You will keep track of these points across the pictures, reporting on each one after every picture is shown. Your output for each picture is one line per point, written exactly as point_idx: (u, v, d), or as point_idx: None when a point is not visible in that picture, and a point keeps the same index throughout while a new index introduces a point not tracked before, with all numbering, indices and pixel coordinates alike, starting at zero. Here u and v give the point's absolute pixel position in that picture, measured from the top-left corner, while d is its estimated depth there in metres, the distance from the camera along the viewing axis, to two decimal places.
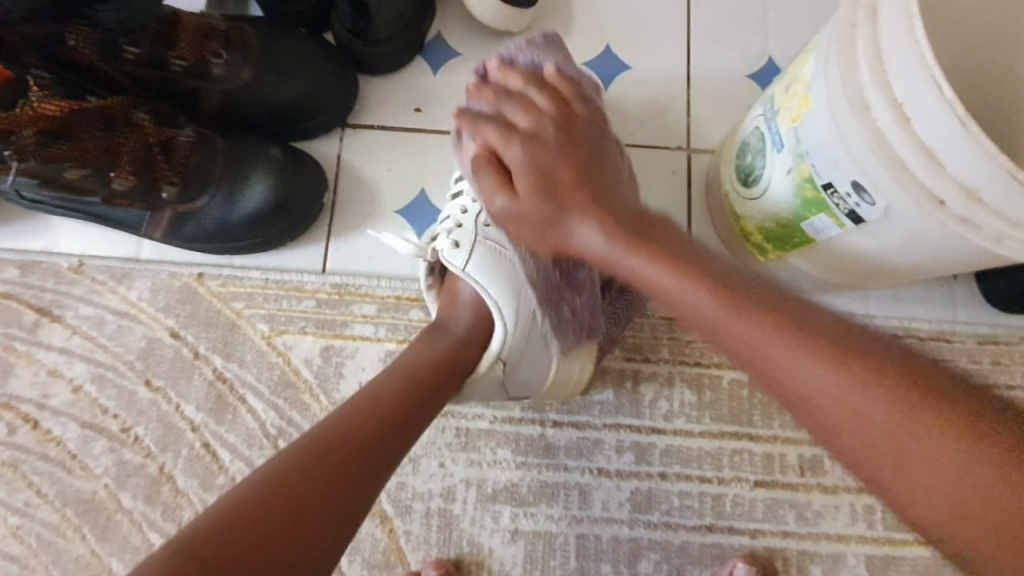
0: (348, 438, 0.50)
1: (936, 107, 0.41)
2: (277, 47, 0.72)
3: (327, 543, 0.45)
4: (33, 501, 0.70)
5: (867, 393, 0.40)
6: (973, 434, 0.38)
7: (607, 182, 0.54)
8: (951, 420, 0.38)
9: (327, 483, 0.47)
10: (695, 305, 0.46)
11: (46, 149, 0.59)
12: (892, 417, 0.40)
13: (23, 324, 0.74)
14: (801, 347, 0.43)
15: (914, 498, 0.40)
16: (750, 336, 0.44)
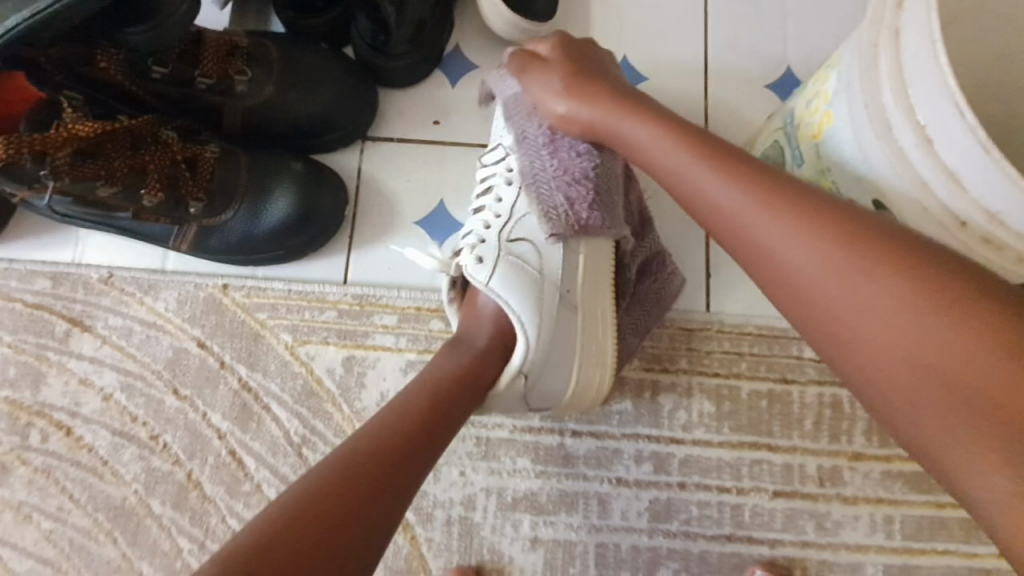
0: (375, 455, 0.51)
1: (960, 131, 0.41)
2: (300, 64, 0.73)
3: (360, 558, 0.47)
4: (66, 506, 0.73)
5: (856, 257, 0.40)
6: (969, 312, 0.36)
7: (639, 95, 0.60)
8: (946, 306, 0.37)
9: (356, 499, 0.48)
10: (698, 187, 0.49)
11: (78, 169, 0.61)
12: (866, 298, 0.39)
13: (54, 334, 0.76)
14: (801, 216, 0.43)
15: (878, 375, 0.39)
16: (751, 217, 0.45)
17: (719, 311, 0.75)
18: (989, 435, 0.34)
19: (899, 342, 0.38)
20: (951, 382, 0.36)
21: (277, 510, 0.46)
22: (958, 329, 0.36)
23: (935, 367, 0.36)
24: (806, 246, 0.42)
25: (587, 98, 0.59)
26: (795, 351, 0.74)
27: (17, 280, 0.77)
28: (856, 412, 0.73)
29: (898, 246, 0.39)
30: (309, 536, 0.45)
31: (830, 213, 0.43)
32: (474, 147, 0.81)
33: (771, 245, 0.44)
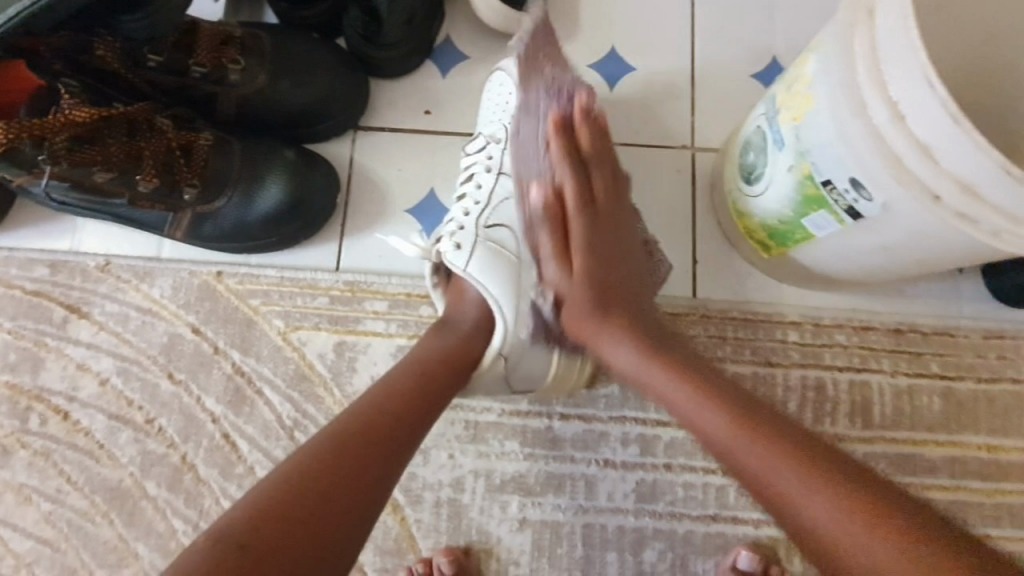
0: (363, 432, 0.53)
1: (932, 105, 0.42)
2: (292, 54, 0.74)
3: (350, 533, 0.48)
4: (63, 488, 0.74)
5: (749, 439, 0.50)
6: (822, 465, 0.48)
7: (625, 271, 0.61)
8: (836, 477, 0.47)
9: (345, 475, 0.50)
10: (683, 409, 0.54)
11: (75, 154, 0.63)
12: (795, 487, 0.47)
13: (52, 320, 0.78)
14: (695, 392, 0.54)
15: (796, 524, 0.47)
16: (725, 441, 0.51)
17: (704, 296, 0.76)
18: (878, 518, 0.44)
19: (806, 507, 0.47)
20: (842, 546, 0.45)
21: (269, 487, 0.48)
22: (827, 497, 0.46)
23: (826, 540, 0.46)
24: (700, 412, 0.53)
25: (566, 209, 0.61)
26: (779, 336, 0.75)
27: (16, 268, 0.78)
28: (839, 395, 0.74)
29: (761, 410, 0.52)
30: (301, 512, 0.47)
31: (732, 405, 0.53)
32: (464, 136, 0.82)
33: (698, 422, 0.53)
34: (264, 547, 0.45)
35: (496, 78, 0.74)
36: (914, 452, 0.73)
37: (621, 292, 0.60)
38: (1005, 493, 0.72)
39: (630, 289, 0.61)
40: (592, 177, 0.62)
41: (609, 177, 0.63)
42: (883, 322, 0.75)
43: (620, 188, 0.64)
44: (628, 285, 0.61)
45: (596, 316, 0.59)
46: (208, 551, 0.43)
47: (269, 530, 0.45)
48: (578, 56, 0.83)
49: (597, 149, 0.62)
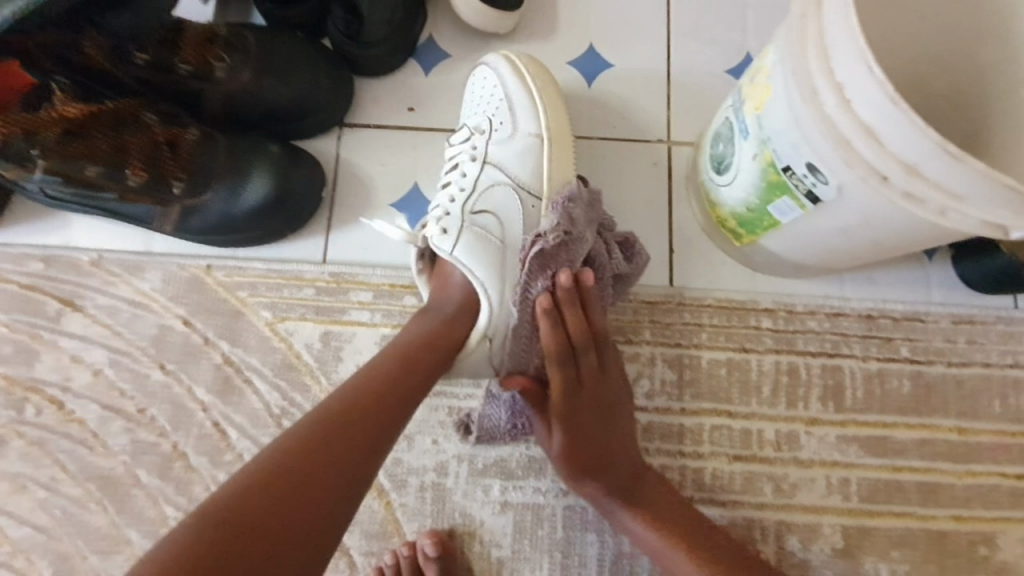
0: (348, 414, 0.54)
1: (873, 88, 0.45)
2: (277, 52, 0.77)
3: (335, 512, 0.50)
4: (57, 476, 0.76)
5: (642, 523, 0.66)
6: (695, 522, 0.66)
7: (609, 425, 0.66)
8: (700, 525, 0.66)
9: (331, 455, 0.52)
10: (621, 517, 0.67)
11: (65, 148, 0.65)
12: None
13: (46, 313, 0.80)
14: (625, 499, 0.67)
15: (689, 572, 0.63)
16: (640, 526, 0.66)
17: (680, 284, 0.78)
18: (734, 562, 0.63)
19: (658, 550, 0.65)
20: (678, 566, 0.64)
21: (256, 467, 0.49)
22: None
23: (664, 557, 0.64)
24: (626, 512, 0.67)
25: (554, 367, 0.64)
26: (753, 322, 0.77)
27: (11, 263, 0.80)
28: (812, 379, 0.76)
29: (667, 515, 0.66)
30: (287, 491, 0.48)
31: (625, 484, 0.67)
32: (446, 131, 0.84)
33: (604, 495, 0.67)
34: (250, 523, 0.46)
35: (482, 72, 0.77)
36: (885, 435, 0.75)
37: (595, 448, 0.66)
38: (974, 473, 0.75)
39: (602, 423, 0.66)
40: (580, 366, 0.64)
41: (597, 358, 0.65)
42: (855, 308, 0.77)
43: (604, 351, 0.66)
44: (597, 429, 0.66)
45: (574, 476, 0.67)
46: (196, 530, 0.45)
47: (255, 508, 0.47)
48: (557, 54, 0.85)
49: (586, 336, 0.64)
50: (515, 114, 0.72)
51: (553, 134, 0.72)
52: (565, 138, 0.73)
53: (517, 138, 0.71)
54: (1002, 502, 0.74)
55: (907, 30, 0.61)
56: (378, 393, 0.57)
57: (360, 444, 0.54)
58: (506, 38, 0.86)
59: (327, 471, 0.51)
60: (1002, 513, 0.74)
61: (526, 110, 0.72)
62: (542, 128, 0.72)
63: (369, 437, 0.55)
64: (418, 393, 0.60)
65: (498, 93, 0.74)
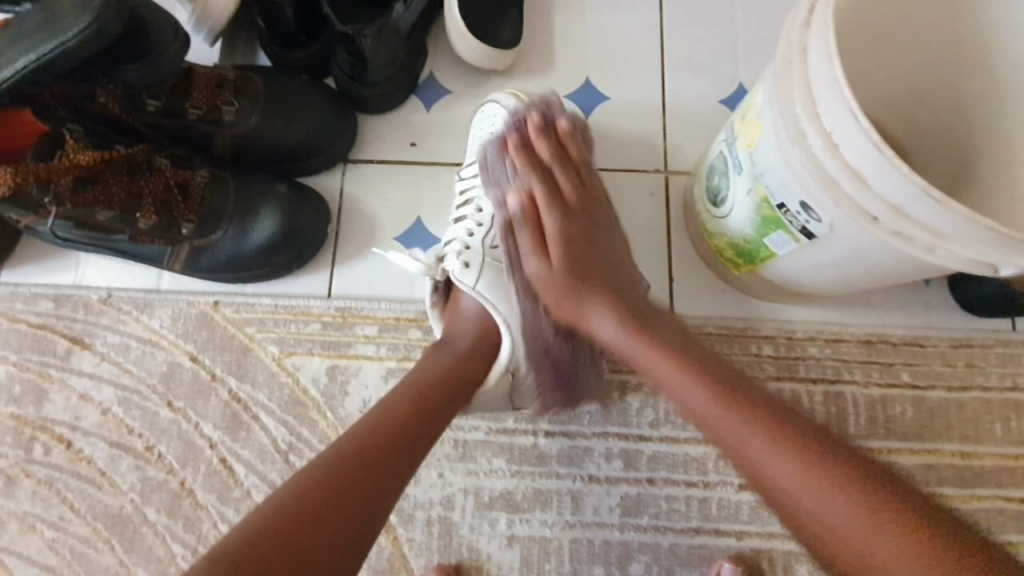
0: (363, 451, 0.55)
1: (858, 134, 0.46)
2: (284, 94, 0.79)
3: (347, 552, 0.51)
4: (66, 516, 0.76)
5: (756, 451, 0.51)
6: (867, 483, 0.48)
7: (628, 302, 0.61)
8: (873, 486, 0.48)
9: (345, 493, 0.52)
10: (757, 456, 0.51)
11: (79, 194, 0.67)
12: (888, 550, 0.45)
13: (56, 352, 0.81)
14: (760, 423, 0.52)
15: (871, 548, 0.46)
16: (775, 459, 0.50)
17: (681, 312, 0.79)
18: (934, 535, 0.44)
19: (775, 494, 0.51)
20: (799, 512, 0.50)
21: (274, 503, 0.51)
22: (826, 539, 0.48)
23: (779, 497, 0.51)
24: (737, 442, 0.52)
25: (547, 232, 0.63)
26: (754, 349, 0.78)
27: (22, 303, 0.82)
28: (814, 406, 0.77)
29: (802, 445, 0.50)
30: (302, 528, 0.49)
31: (720, 386, 0.55)
32: (448, 166, 0.86)
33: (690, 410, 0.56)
34: (265, 558, 0.47)
35: (490, 109, 0.79)
36: (889, 461, 0.75)
37: (603, 281, 0.61)
38: (979, 498, 0.74)
39: (614, 284, 0.61)
40: (572, 221, 0.63)
41: (585, 228, 0.63)
42: (854, 334, 0.78)
43: (594, 221, 0.65)
44: (603, 274, 0.61)
45: (579, 296, 0.60)
46: (216, 563, 0.46)
47: (270, 544, 0.48)
48: (554, 88, 0.88)
49: (566, 208, 0.64)
50: None
51: None
52: None
53: None
54: (1008, 526, 0.74)
55: (886, 66, 0.62)
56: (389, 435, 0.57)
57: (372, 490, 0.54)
58: (505, 74, 0.88)
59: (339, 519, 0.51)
60: (1009, 538, 0.74)
61: None
62: None
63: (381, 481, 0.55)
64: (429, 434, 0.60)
65: None
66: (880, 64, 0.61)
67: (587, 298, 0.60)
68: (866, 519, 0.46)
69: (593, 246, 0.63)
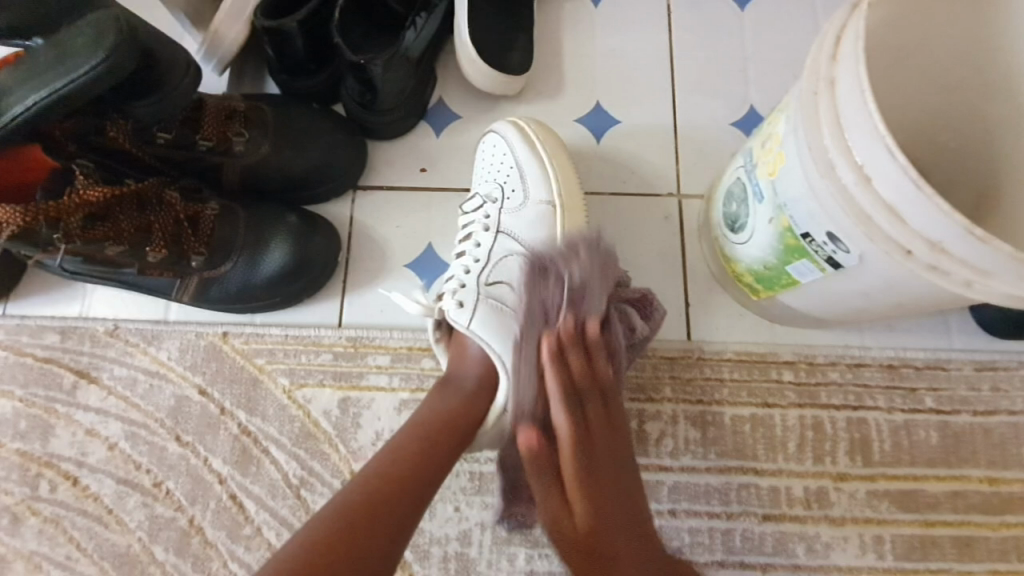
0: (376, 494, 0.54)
1: (894, 170, 0.45)
2: (295, 124, 0.79)
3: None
4: (72, 556, 0.74)
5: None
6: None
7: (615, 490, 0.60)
8: None
9: (358, 539, 0.51)
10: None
11: (88, 231, 0.66)
12: None
13: (62, 386, 0.79)
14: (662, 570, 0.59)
15: None
16: None
17: (699, 338, 0.78)
18: None
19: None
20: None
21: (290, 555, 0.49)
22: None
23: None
24: None
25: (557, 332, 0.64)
26: (774, 375, 0.76)
27: (28, 336, 0.80)
28: (837, 433, 0.75)
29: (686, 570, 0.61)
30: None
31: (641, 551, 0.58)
32: (459, 192, 0.85)
33: None
34: None
35: (491, 139, 0.78)
36: (916, 489, 0.74)
37: (603, 462, 0.61)
38: (1008, 525, 0.73)
39: (612, 460, 0.61)
40: (588, 422, 0.62)
41: (602, 409, 0.63)
42: (875, 358, 0.77)
43: (607, 395, 0.64)
44: (610, 463, 0.61)
45: (599, 502, 0.58)
46: None
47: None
48: (565, 112, 0.87)
49: (591, 377, 0.64)
50: (528, 182, 0.73)
51: (565, 201, 0.73)
52: (577, 205, 0.74)
53: (530, 206, 0.72)
54: None
55: (908, 90, 0.61)
56: (392, 478, 0.56)
57: (372, 546, 0.51)
58: (515, 98, 0.88)
59: (352, 558, 0.50)
60: None
61: (539, 179, 0.73)
62: (553, 197, 0.73)
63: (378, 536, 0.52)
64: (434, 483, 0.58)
65: (508, 160, 0.75)
66: (901, 86, 0.60)
67: (582, 514, 0.58)
68: None
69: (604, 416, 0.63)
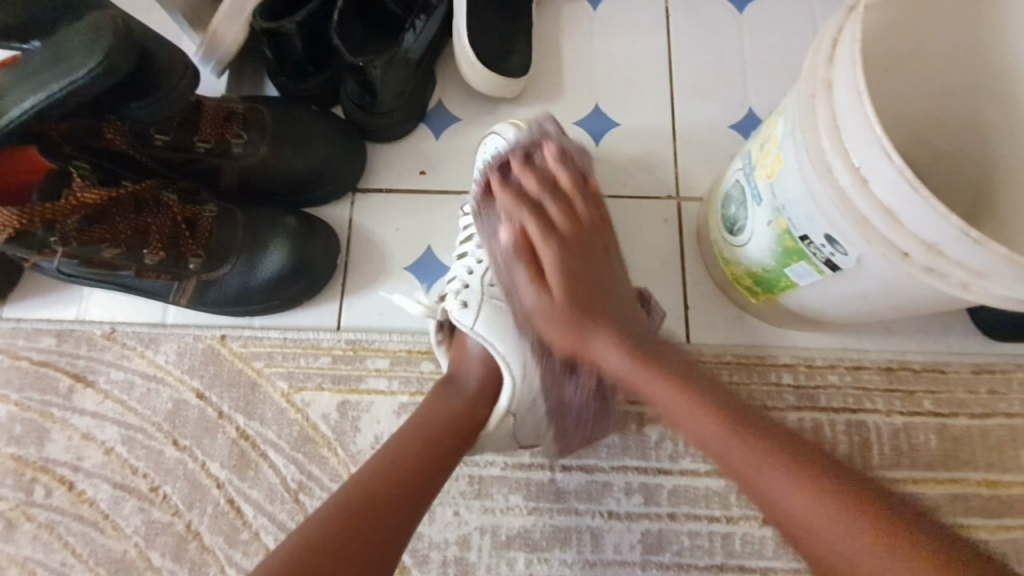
0: (374, 495, 0.54)
1: (891, 172, 0.46)
2: (294, 126, 0.78)
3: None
4: (67, 562, 0.74)
5: (802, 487, 0.57)
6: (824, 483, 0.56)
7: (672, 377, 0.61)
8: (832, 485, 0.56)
9: (354, 540, 0.51)
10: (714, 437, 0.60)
11: (84, 233, 0.65)
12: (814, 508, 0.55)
13: (58, 390, 0.79)
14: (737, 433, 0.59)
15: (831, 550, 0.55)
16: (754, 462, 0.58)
17: (698, 340, 0.78)
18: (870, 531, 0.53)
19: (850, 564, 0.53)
20: (838, 554, 0.54)
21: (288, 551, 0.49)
22: (828, 502, 0.55)
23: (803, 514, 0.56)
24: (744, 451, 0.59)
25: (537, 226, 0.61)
26: (773, 378, 0.76)
27: (23, 339, 0.80)
28: (837, 436, 0.75)
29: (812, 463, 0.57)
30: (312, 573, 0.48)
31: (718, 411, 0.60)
32: (458, 194, 0.85)
33: (789, 510, 0.56)
34: None
35: (493, 141, 0.78)
36: (915, 492, 0.74)
37: (597, 303, 0.60)
38: (1007, 528, 0.73)
39: (602, 296, 0.60)
40: (580, 276, 0.59)
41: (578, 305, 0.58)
42: (874, 360, 0.77)
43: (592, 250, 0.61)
44: (596, 292, 0.60)
45: (587, 329, 0.59)
46: None
47: None
48: (564, 115, 0.87)
49: (577, 236, 0.61)
50: None
51: None
52: None
53: None
54: None
55: (904, 94, 0.61)
56: (386, 484, 0.55)
57: (365, 558, 0.50)
58: (515, 101, 0.88)
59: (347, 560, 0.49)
60: None
61: None
62: None
63: (372, 546, 0.51)
64: (430, 491, 0.57)
65: None
66: (899, 89, 0.60)
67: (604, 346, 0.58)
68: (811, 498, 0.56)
69: (585, 258, 0.60)
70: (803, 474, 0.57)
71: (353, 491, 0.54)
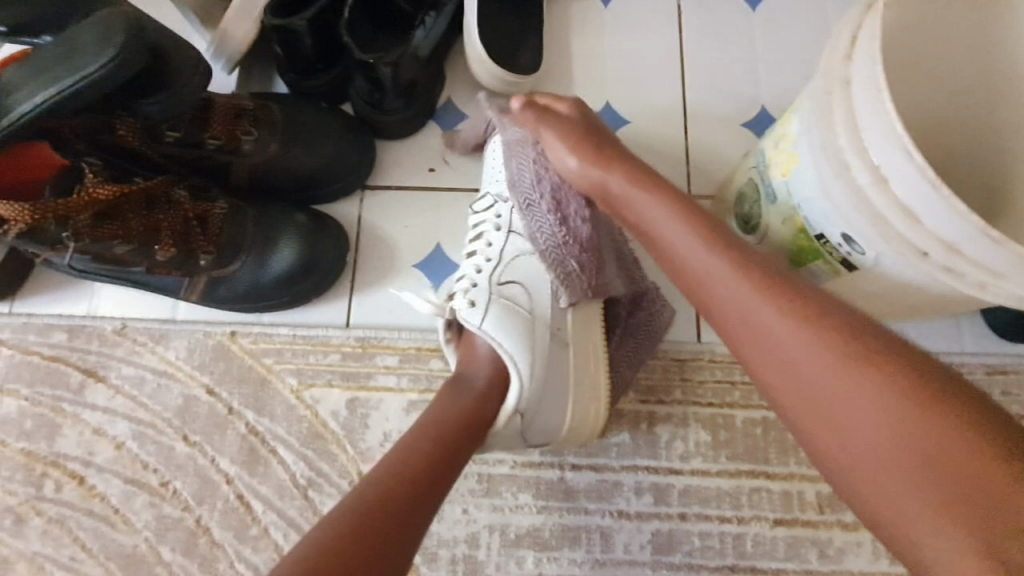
0: (389, 497, 0.53)
1: (910, 171, 0.45)
2: (304, 123, 0.78)
3: None
4: (78, 556, 0.74)
5: (797, 330, 0.43)
6: (914, 395, 0.38)
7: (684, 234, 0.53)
8: (914, 388, 0.38)
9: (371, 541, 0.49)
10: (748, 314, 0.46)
11: (96, 230, 0.66)
12: (873, 412, 0.39)
13: (69, 385, 0.79)
14: (774, 305, 0.45)
15: (852, 477, 0.40)
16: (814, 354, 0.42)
17: (709, 340, 0.77)
18: (965, 456, 0.35)
19: (862, 453, 0.39)
20: (859, 432, 0.40)
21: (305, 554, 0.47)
22: (895, 405, 0.38)
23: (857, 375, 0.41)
24: (789, 337, 0.43)
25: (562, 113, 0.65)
26: None
27: (35, 335, 0.80)
28: None
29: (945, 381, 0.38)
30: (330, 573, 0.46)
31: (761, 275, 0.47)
32: (468, 192, 0.85)
33: (811, 380, 0.42)
34: None
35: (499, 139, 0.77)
36: None
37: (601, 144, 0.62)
38: None
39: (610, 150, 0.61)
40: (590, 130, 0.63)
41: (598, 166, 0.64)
42: None
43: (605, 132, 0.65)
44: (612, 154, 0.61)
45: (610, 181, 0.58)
46: None
47: None
48: None
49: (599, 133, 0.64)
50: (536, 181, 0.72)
51: None
52: None
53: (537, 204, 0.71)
54: None
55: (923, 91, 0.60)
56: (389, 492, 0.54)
57: (374, 572, 0.48)
58: None
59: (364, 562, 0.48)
60: None
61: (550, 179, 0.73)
62: None
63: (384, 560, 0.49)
64: (437, 494, 0.57)
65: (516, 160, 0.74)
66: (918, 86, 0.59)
67: (615, 172, 0.58)
68: (884, 406, 0.39)
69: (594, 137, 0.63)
70: (808, 324, 0.43)
71: (356, 503, 0.52)
